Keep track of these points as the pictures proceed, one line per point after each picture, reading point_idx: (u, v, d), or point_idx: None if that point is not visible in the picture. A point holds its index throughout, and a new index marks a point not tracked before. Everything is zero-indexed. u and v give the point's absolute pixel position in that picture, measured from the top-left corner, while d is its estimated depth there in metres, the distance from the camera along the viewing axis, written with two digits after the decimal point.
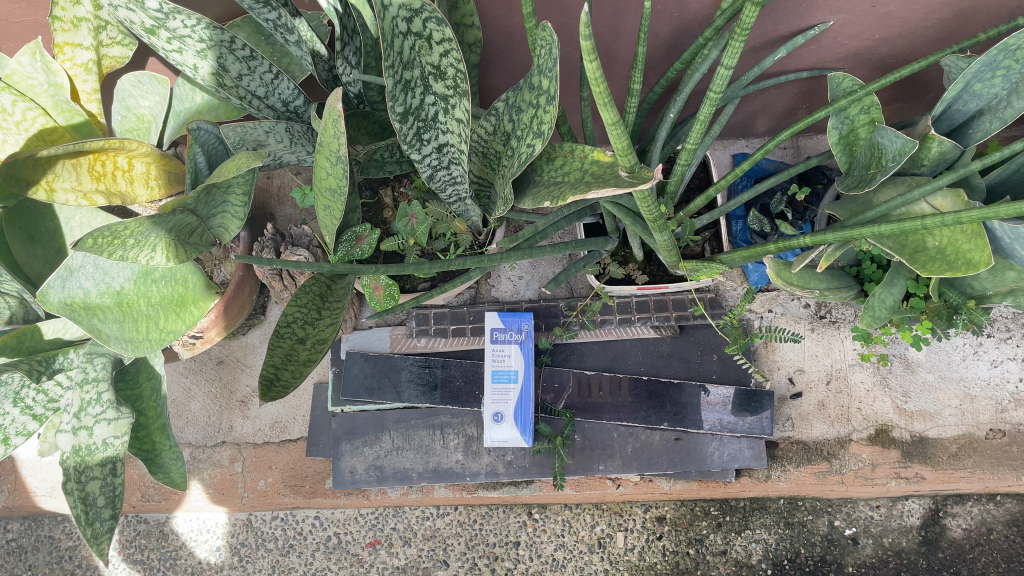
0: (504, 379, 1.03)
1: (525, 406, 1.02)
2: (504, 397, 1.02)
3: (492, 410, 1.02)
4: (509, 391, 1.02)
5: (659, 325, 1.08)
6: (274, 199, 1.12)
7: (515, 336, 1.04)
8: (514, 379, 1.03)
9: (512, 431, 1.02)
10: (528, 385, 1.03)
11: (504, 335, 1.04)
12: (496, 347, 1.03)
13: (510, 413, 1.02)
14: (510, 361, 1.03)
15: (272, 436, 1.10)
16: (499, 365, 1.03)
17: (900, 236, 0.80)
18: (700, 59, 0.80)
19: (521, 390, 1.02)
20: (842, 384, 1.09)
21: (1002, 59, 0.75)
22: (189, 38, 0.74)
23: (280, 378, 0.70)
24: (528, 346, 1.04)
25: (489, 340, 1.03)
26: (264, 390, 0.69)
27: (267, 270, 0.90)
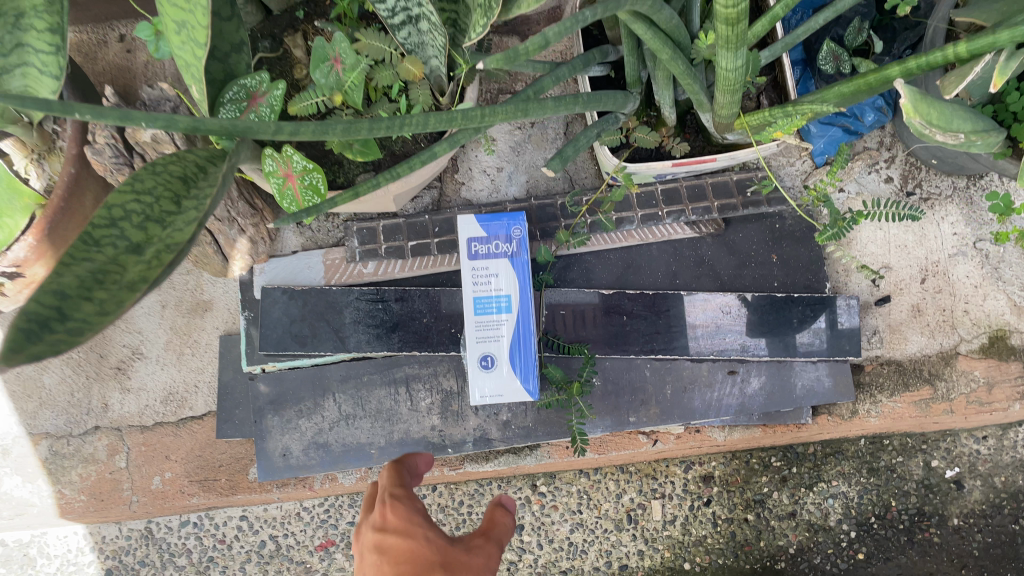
0: (493, 308, 0.71)
1: (525, 343, 0.71)
2: (495, 334, 0.71)
3: (479, 355, 0.71)
4: (502, 326, 0.71)
5: (696, 220, 0.78)
6: (140, 81, 0.79)
7: (502, 245, 0.71)
8: (507, 307, 0.71)
9: (511, 381, 0.71)
10: (527, 313, 0.71)
11: (488, 247, 0.71)
12: (476, 263, 0.71)
13: (506, 355, 0.71)
14: (499, 283, 0.71)
15: (167, 414, 0.78)
16: (483, 292, 0.71)
17: None
18: None
19: (518, 322, 0.71)
20: (941, 281, 0.81)
21: None
22: None
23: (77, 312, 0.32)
24: (523, 257, 0.72)
25: (465, 254, 0.71)
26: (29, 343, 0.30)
27: (110, 160, 0.57)
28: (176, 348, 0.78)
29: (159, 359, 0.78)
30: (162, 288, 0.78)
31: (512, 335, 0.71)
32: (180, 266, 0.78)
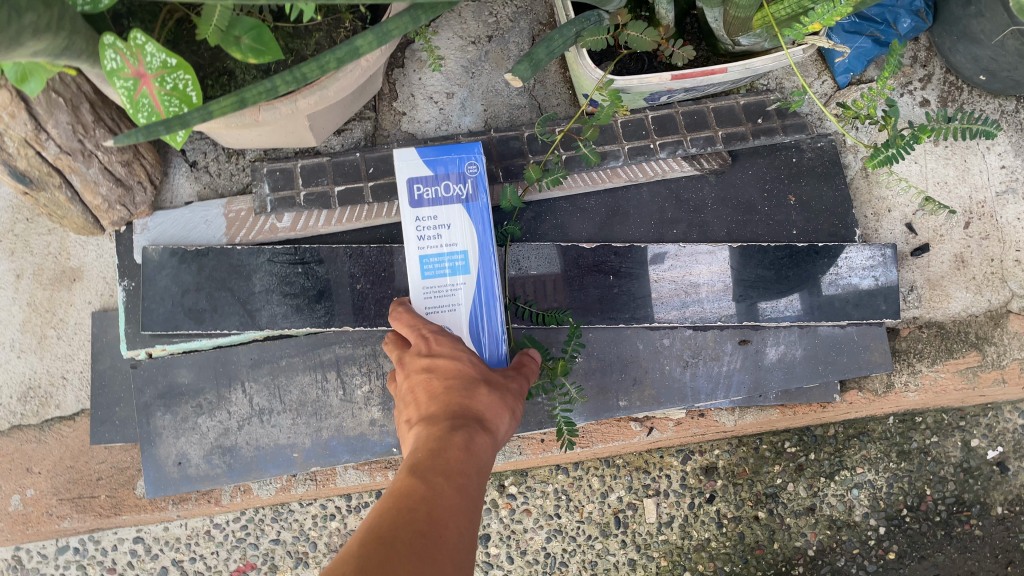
0: (444, 266, 0.50)
1: (492, 314, 0.51)
2: (451, 302, 0.50)
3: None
4: (460, 290, 0.50)
5: (697, 153, 0.63)
6: None
7: (454, 185, 0.52)
8: (465, 264, 0.51)
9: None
10: (493, 274, 0.51)
11: (434, 189, 0.51)
12: (421, 209, 0.51)
13: (467, 329, 0.50)
14: (451, 237, 0.51)
15: (27, 415, 0.61)
16: (430, 249, 0.51)
17: None
18: None
19: (481, 285, 0.51)
20: (988, 225, 0.67)
21: None
22: None
23: None
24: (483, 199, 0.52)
25: (404, 198, 0.51)
26: None
27: None
28: (37, 330, 0.61)
29: (14, 345, 0.61)
30: (15, 253, 0.60)
31: (474, 303, 0.50)
32: (39, 223, 0.61)
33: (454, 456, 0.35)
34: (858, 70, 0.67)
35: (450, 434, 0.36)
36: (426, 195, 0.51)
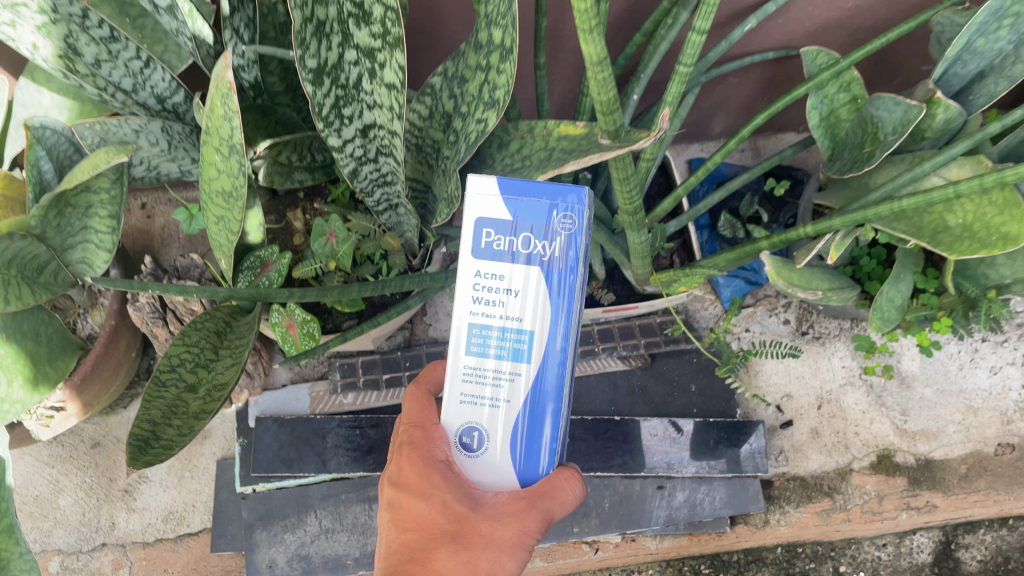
0: (499, 347, 0.45)
1: (550, 413, 0.46)
2: (493, 394, 0.45)
3: (458, 424, 0.46)
4: (510, 380, 0.45)
5: (628, 355, 0.94)
6: (158, 241, 0.93)
7: (536, 239, 0.44)
8: (523, 348, 0.45)
9: (503, 471, 0.46)
10: (558, 365, 0.45)
11: (502, 239, 0.44)
12: (485, 259, 0.44)
13: (506, 427, 0.46)
14: (515, 310, 0.44)
15: (166, 531, 0.89)
16: (488, 319, 0.45)
17: (914, 216, 0.69)
18: (666, 27, 0.69)
19: (542, 378, 0.45)
20: (835, 408, 0.97)
21: (1012, 5, 0.65)
22: (24, 8, 0.58)
23: (160, 436, 0.52)
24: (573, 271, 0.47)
25: (468, 243, 0.44)
26: (133, 453, 0.51)
27: (146, 313, 0.71)
28: (178, 471, 0.90)
29: (162, 481, 0.90)
30: None
31: (527, 400, 0.45)
32: None
33: None
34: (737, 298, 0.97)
35: None
36: (496, 243, 0.44)
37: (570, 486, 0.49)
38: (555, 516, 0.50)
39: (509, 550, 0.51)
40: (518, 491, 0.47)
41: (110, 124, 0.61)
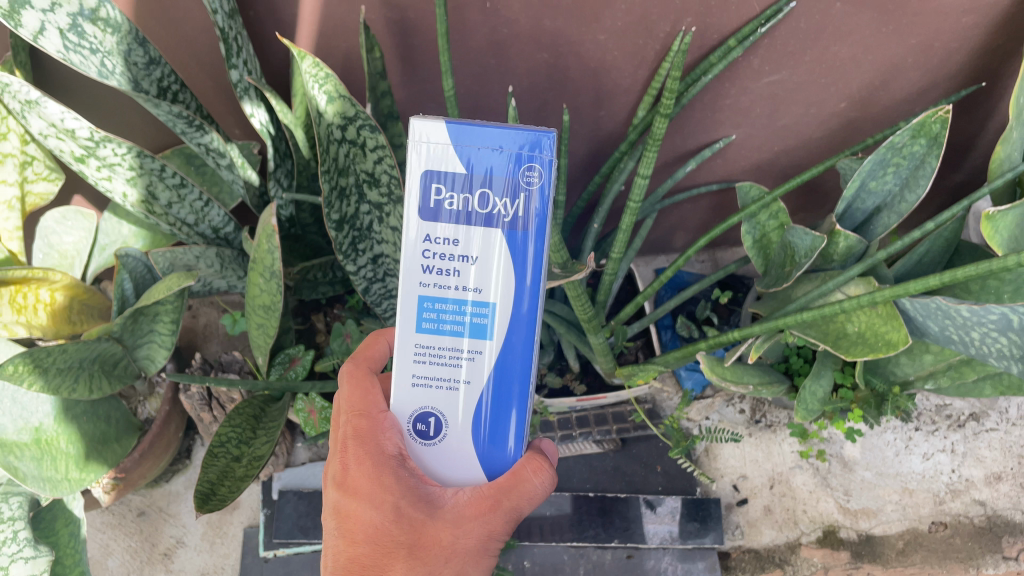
0: (456, 318, 0.46)
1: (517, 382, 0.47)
2: (451, 376, 0.47)
3: (412, 408, 0.48)
4: (469, 358, 0.47)
5: (601, 439, 1.08)
6: (200, 338, 1.04)
7: (495, 196, 0.45)
8: (481, 323, 0.46)
9: (465, 460, 0.49)
10: (520, 335, 0.46)
11: (453, 197, 0.45)
12: (434, 221, 0.46)
13: (466, 410, 0.47)
14: (471, 275, 0.46)
15: None
16: (445, 286, 0.46)
17: (823, 325, 0.85)
18: (618, 172, 0.86)
19: (507, 349, 0.47)
20: (785, 488, 1.10)
21: (890, 157, 0.81)
22: (119, 166, 0.75)
23: (216, 493, 0.67)
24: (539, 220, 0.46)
25: (417, 202, 0.45)
26: (200, 502, 0.66)
27: (195, 400, 0.87)
28: (210, 537, 1.04)
29: (196, 546, 1.04)
30: None
31: (492, 372, 0.47)
32: None
33: None
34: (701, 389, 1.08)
35: None
36: (449, 202, 0.45)
37: (538, 478, 0.51)
38: (517, 518, 0.53)
39: (470, 558, 0.54)
40: (486, 488, 0.49)
41: (179, 251, 0.77)
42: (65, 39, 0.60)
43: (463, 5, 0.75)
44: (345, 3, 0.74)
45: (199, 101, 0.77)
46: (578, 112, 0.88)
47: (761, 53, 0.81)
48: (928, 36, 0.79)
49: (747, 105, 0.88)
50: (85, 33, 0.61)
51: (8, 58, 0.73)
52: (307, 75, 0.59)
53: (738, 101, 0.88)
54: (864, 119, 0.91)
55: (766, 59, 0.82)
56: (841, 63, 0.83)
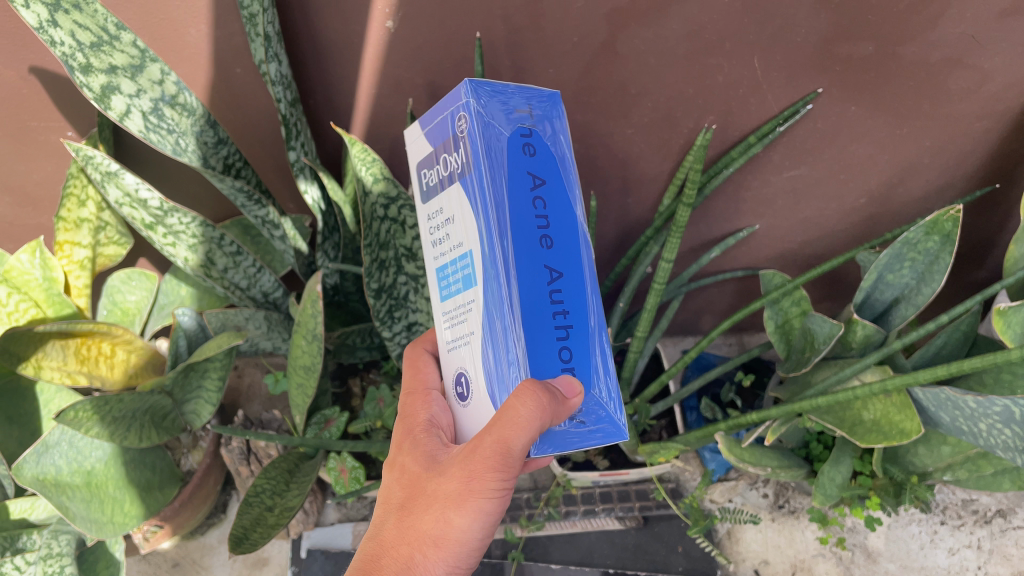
0: (459, 274, 0.53)
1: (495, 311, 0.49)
2: (466, 328, 0.53)
3: (454, 370, 0.56)
4: (470, 305, 0.52)
5: (623, 516, 1.10)
6: (243, 397, 1.10)
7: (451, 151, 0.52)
8: (469, 266, 0.50)
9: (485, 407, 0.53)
10: (488, 266, 0.49)
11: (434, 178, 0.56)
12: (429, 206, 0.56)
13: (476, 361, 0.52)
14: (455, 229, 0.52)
15: None
16: (447, 248, 0.53)
17: (839, 411, 0.86)
18: (644, 255, 0.90)
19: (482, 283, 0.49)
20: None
21: (906, 251, 0.85)
22: (183, 234, 0.81)
23: (249, 537, 0.71)
24: (492, 148, 0.49)
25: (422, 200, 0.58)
26: (233, 544, 0.70)
27: (234, 454, 0.91)
28: None
29: None
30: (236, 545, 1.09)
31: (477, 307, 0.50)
32: None
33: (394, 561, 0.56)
34: (723, 471, 1.08)
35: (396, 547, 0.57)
36: (433, 184, 0.56)
37: (522, 405, 0.47)
38: (506, 471, 0.52)
39: (456, 508, 0.55)
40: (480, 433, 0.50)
41: (231, 312, 0.85)
42: (146, 120, 0.67)
43: None
44: (395, 94, 0.82)
45: (260, 178, 0.85)
46: (607, 198, 0.94)
47: (781, 149, 0.86)
48: (941, 140, 0.84)
49: (769, 197, 0.93)
50: (164, 116, 0.69)
51: (94, 133, 0.82)
52: (355, 158, 0.66)
53: (760, 193, 0.93)
54: (883, 215, 0.95)
55: (786, 155, 0.87)
56: (858, 162, 0.87)
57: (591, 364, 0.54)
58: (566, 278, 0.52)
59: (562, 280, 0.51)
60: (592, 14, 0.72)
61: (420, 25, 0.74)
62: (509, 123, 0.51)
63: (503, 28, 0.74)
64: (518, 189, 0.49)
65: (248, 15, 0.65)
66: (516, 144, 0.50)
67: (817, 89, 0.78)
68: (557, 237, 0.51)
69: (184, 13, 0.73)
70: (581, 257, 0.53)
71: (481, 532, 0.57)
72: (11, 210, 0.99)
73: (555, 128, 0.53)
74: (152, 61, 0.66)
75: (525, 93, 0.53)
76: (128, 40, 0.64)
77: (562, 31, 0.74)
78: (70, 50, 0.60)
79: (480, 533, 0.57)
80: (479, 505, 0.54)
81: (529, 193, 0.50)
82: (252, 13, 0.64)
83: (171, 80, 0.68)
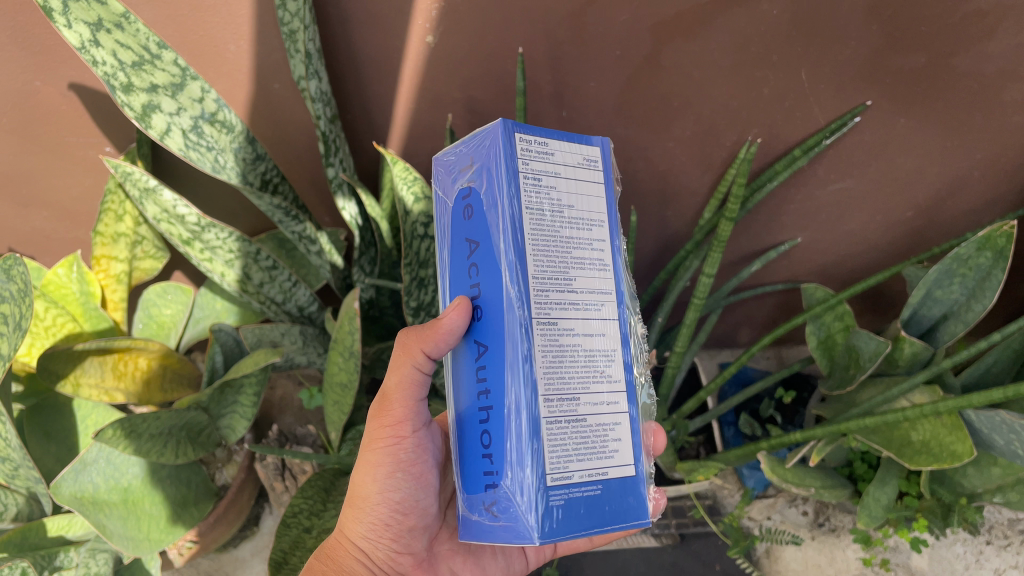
0: None
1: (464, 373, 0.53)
2: None
3: None
4: None
5: (659, 533, 1.07)
6: (276, 409, 1.10)
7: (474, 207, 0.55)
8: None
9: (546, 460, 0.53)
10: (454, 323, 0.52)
11: None
12: None
13: None
14: None
15: None
16: None
17: (886, 432, 0.83)
18: (683, 270, 0.88)
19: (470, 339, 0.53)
20: None
21: (957, 267, 0.82)
22: (220, 249, 0.81)
23: (288, 562, 0.70)
24: (445, 225, 0.51)
25: None
26: (272, 570, 0.68)
27: (269, 470, 0.91)
28: None
29: None
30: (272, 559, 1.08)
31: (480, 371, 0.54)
32: None
33: (343, 518, 0.66)
34: (762, 488, 1.06)
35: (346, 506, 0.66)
36: None
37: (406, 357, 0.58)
38: (392, 412, 0.62)
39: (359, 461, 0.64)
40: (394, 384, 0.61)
41: (266, 328, 0.84)
42: (186, 138, 0.66)
43: (542, 113, 0.81)
44: (434, 109, 0.81)
45: (297, 193, 0.84)
46: (646, 212, 0.92)
47: (826, 162, 0.84)
48: (993, 152, 0.81)
49: (813, 210, 0.91)
50: (204, 133, 0.68)
51: (133, 149, 0.82)
52: (398, 177, 0.65)
53: (803, 207, 0.91)
54: (931, 229, 0.93)
55: (831, 168, 0.85)
56: (907, 175, 0.85)
57: (505, 451, 0.45)
58: (488, 354, 0.47)
59: (484, 356, 0.48)
60: (636, 27, 0.70)
61: (460, 40, 0.73)
62: (454, 190, 0.50)
63: (544, 42, 0.73)
64: (456, 254, 0.50)
65: (289, 33, 0.64)
66: (457, 210, 0.50)
67: (866, 101, 0.76)
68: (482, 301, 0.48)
69: (223, 30, 0.73)
70: (500, 324, 0.46)
71: (385, 494, 0.63)
72: (49, 224, 0.99)
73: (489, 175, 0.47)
74: (192, 79, 0.66)
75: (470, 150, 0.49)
76: (170, 58, 0.64)
77: (604, 45, 0.72)
78: (112, 69, 0.60)
79: (391, 494, 0.64)
80: (379, 455, 0.63)
81: (463, 261, 0.49)
82: (292, 30, 0.63)
83: (211, 97, 0.67)
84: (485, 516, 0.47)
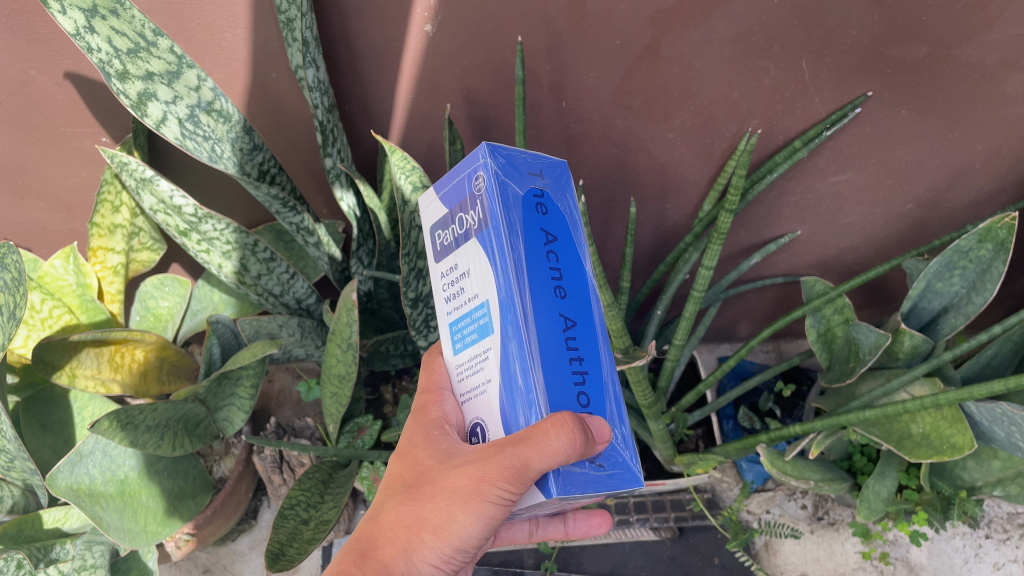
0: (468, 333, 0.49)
1: (520, 368, 0.44)
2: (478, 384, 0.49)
3: (471, 420, 0.51)
4: (482, 362, 0.48)
5: (658, 526, 1.07)
6: (274, 402, 1.09)
7: (465, 213, 0.49)
8: (484, 322, 0.47)
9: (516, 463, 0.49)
10: (508, 333, 0.45)
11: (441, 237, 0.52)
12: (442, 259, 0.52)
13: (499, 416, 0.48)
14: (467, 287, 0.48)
15: None
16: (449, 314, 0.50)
17: (885, 424, 0.83)
18: (682, 262, 0.87)
19: (502, 348, 0.46)
20: None
21: (957, 259, 0.81)
22: (217, 240, 0.80)
23: (285, 553, 0.70)
24: (501, 210, 0.46)
25: (431, 251, 0.53)
26: (269, 561, 0.68)
27: (267, 462, 0.91)
28: None
29: None
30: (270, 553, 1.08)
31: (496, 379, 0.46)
32: None
33: (397, 547, 0.52)
34: (761, 482, 1.06)
35: (409, 535, 0.52)
36: (445, 237, 0.51)
37: (555, 435, 0.42)
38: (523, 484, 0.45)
39: (460, 508, 0.49)
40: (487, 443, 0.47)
41: (264, 320, 0.84)
42: (182, 127, 0.66)
43: (541, 103, 0.80)
44: (432, 99, 0.80)
45: (294, 185, 0.83)
46: (645, 204, 0.92)
47: (827, 154, 0.84)
48: (994, 144, 0.81)
49: (813, 202, 0.91)
50: (201, 122, 0.68)
51: (129, 139, 0.82)
52: (395, 166, 0.65)
53: (803, 199, 0.90)
54: (931, 222, 0.92)
55: (831, 160, 0.85)
56: (907, 167, 0.85)
57: (607, 409, 0.48)
58: (578, 327, 0.47)
59: (574, 329, 0.47)
60: (635, 16, 0.70)
61: (458, 29, 0.73)
62: (522, 183, 0.48)
63: (543, 32, 0.72)
64: (534, 245, 0.46)
65: (286, 21, 0.64)
66: (530, 204, 0.47)
67: (867, 92, 0.75)
68: (567, 292, 0.47)
69: (220, 18, 0.72)
70: (598, 317, 0.49)
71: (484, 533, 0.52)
72: (46, 216, 0.99)
73: (563, 193, 0.50)
74: (189, 67, 0.65)
75: (537, 160, 0.50)
76: (165, 46, 0.63)
77: (604, 35, 0.72)
78: (107, 56, 0.59)
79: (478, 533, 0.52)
80: (487, 508, 0.49)
81: (542, 247, 0.47)
82: (289, 18, 0.63)
83: (208, 86, 0.67)
84: (588, 471, 0.47)
